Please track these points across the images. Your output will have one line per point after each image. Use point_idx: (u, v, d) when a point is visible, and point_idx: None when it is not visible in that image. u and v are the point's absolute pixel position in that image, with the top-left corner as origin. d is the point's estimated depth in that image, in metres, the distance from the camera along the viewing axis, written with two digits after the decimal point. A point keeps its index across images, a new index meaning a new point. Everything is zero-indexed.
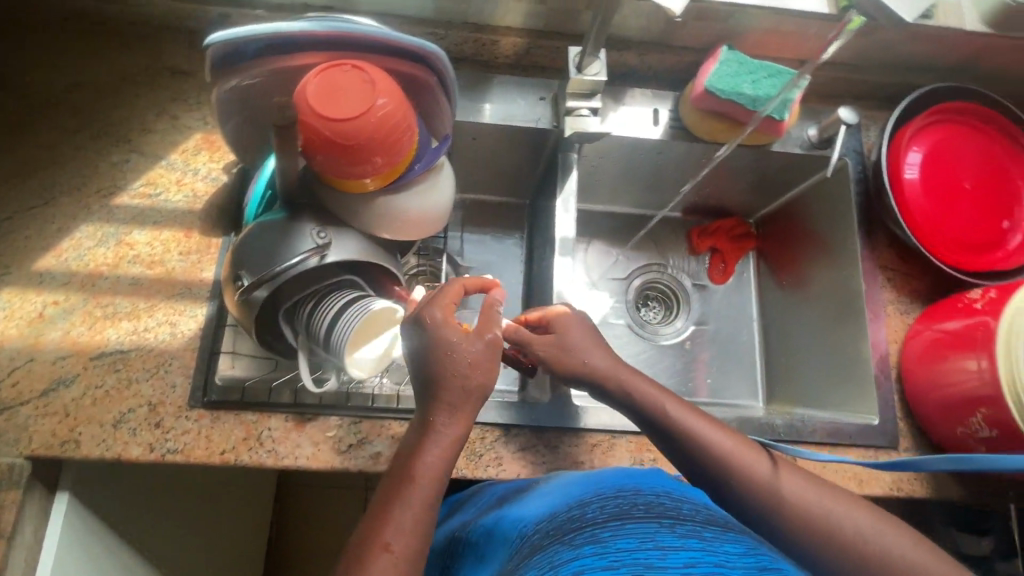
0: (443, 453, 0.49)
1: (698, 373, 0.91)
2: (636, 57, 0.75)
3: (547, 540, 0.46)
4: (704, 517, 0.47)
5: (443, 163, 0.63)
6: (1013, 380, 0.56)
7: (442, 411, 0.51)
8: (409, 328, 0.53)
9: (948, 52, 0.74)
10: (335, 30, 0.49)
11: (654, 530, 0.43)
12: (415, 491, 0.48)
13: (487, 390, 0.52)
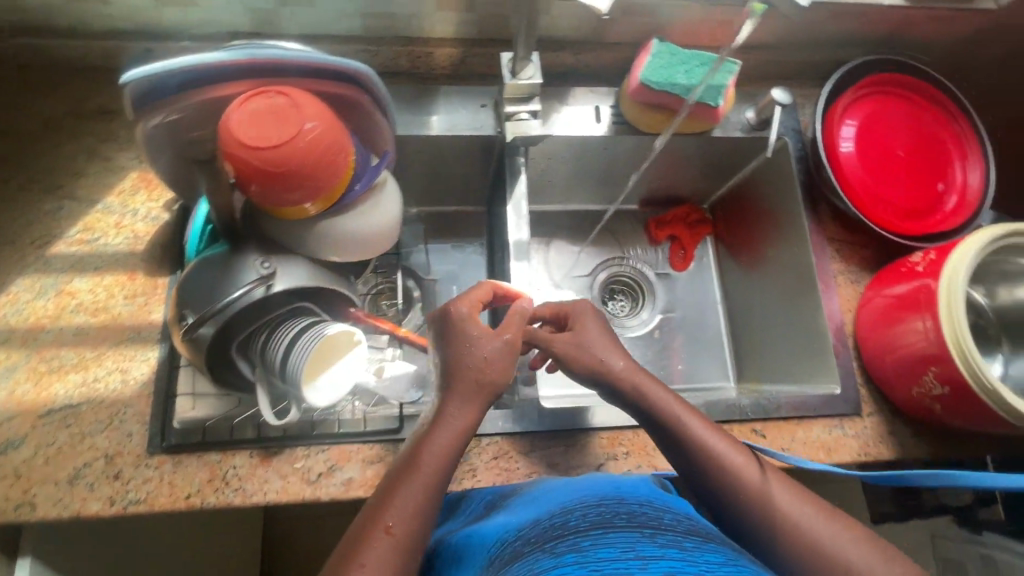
0: (450, 442, 0.50)
1: (668, 360, 0.92)
2: (572, 57, 0.75)
3: (527, 548, 0.45)
4: (685, 527, 0.46)
5: (386, 179, 0.63)
6: (957, 337, 0.58)
7: (454, 400, 0.51)
8: (435, 322, 0.55)
9: (870, 26, 0.77)
10: (260, 58, 0.48)
11: (635, 540, 0.43)
12: (416, 479, 0.48)
13: (498, 387, 0.52)
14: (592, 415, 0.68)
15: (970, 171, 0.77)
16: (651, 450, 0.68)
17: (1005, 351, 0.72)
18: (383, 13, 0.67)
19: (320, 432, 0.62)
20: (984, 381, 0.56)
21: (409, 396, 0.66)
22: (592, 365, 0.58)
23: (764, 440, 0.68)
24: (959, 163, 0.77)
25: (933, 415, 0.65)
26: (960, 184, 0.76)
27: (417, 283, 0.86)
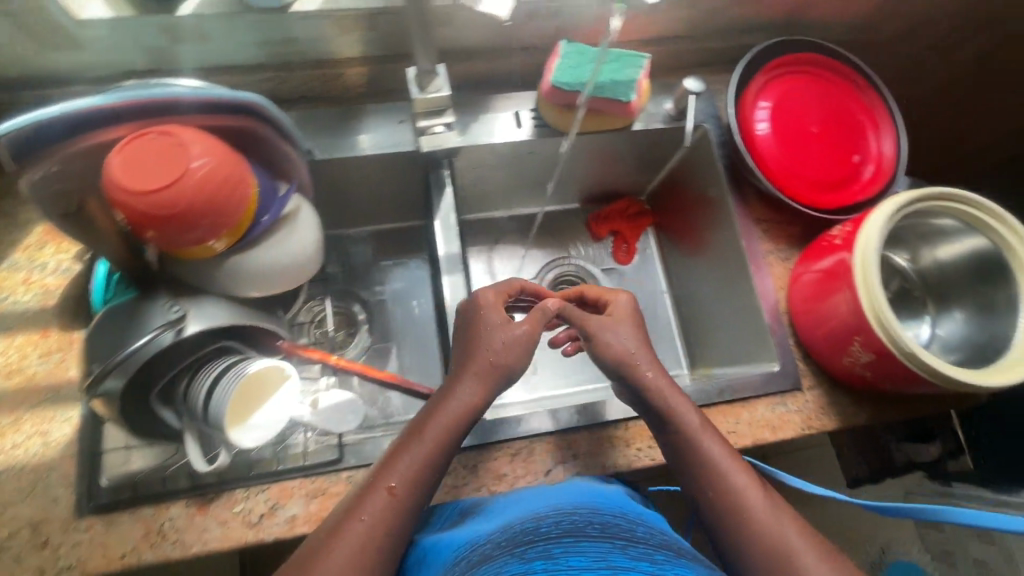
0: (457, 415, 0.58)
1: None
2: (484, 65, 0.75)
3: (497, 550, 0.47)
4: (659, 542, 0.49)
5: (299, 206, 0.61)
6: (874, 307, 0.59)
7: (469, 380, 0.59)
8: (463, 305, 0.64)
9: (773, 9, 0.78)
10: (140, 99, 0.46)
11: (607, 551, 0.44)
12: (420, 443, 0.56)
13: (510, 370, 0.60)
14: (538, 421, 0.68)
15: (886, 139, 0.79)
16: (599, 449, 0.68)
17: (931, 311, 0.74)
18: (282, 39, 0.66)
19: (258, 472, 0.60)
20: (902, 346, 0.58)
21: (348, 423, 0.64)
22: (621, 350, 0.63)
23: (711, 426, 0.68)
24: (875, 132, 0.79)
25: (866, 383, 0.66)
26: (876, 154, 0.78)
27: (363, 307, 0.91)
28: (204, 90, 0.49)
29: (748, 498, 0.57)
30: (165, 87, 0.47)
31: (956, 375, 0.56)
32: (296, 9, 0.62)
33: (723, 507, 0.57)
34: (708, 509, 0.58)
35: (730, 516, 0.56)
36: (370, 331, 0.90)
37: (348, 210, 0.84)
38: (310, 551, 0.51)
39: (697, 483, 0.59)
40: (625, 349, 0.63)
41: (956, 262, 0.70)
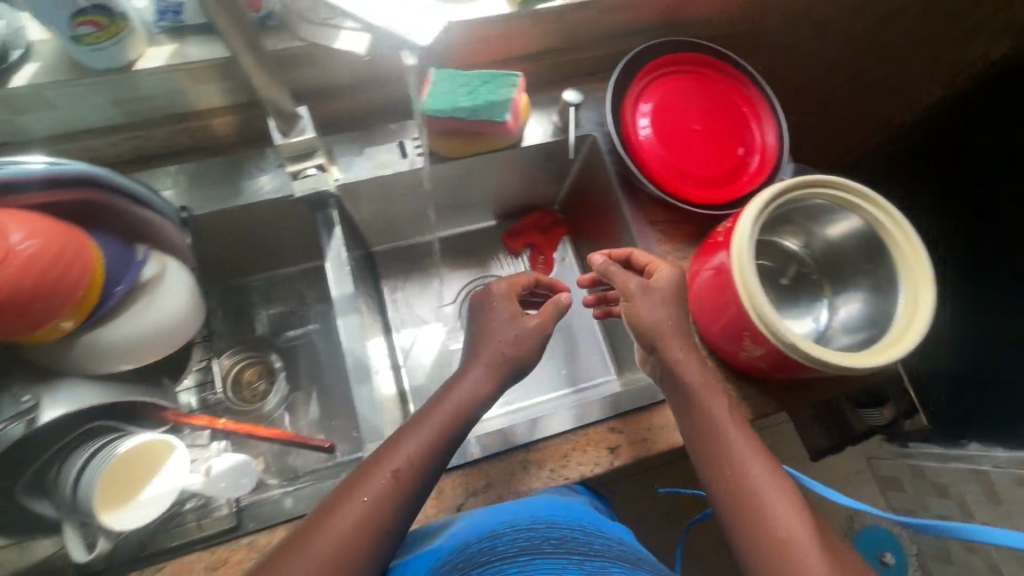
0: (466, 399, 0.59)
1: (554, 364, 0.94)
2: (359, 100, 0.76)
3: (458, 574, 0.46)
4: (614, 552, 0.51)
5: (164, 269, 0.59)
6: (753, 302, 0.60)
7: (478, 370, 0.61)
8: (480, 298, 0.67)
9: (648, 16, 0.78)
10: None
11: (564, 566, 0.46)
12: (424, 425, 0.56)
13: (509, 360, 0.61)
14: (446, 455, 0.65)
15: (769, 128, 0.80)
16: (511, 475, 0.65)
17: (827, 294, 0.74)
18: (134, 98, 0.63)
19: (151, 551, 0.57)
20: (782, 337, 0.58)
21: (242, 488, 0.61)
22: (648, 317, 0.63)
23: (623, 436, 0.68)
24: (759, 122, 0.80)
25: (765, 372, 0.67)
26: (761, 143, 0.79)
27: (278, 354, 0.92)
28: (44, 168, 0.48)
29: (757, 480, 0.57)
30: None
31: (833, 359, 0.57)
32: (141, 65, 0.60)
33: (722, 479, 0.58)
34: (712, 478, 0.59)
35: (727, 484, 0.57)
36: (287, 377, 0.91)
37: (248, 259, 0.82)
38: (301, 535, 0.50)
39: (701, 451, 0.60)
40: (653, 317, 0.63)
41: (841, 243, 0.71)
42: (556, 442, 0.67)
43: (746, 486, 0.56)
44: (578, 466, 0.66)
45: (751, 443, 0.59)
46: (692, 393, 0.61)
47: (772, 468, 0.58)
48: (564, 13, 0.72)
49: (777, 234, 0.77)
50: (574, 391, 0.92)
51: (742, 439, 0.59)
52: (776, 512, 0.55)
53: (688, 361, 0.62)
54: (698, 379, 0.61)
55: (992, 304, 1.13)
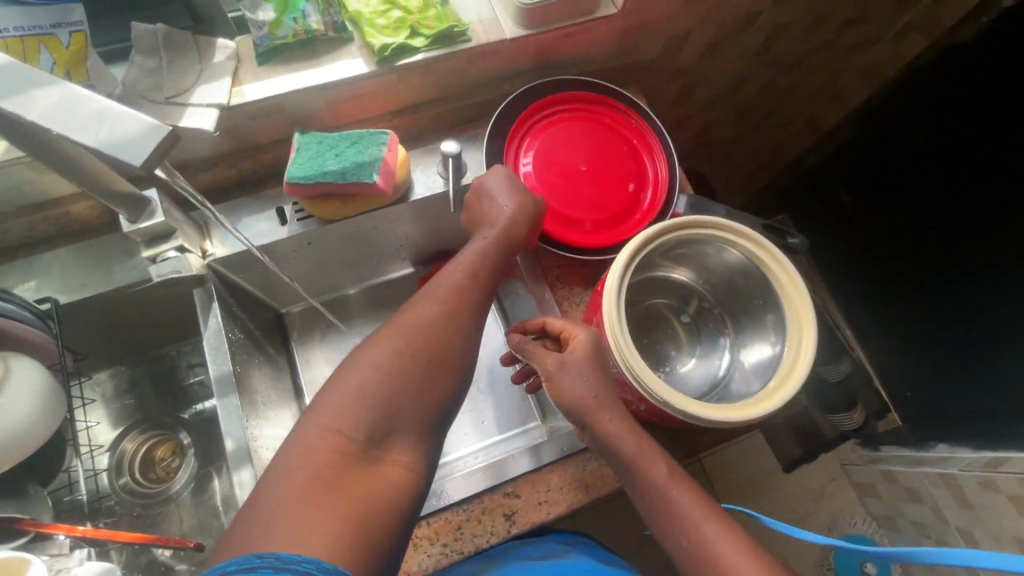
0: (482, 253, 0.63)
1: (484, 411, 0.90)
2: (232, 169, 0.74)
3: None
4: None
5: (9, 374, 0.57)
6: (620, 346, 0.58)
7: (482, 231, 0.66)
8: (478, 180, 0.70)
9: (522, 58, 0.77)
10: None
11: None
12: (452, 267, 0.62)
13: (509, 225, 0.65)
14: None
15: (663, 163, 0.78)
16: None
17: (729, 333, 0.72)
18: None
19: None
20: (652, 392, 0.56)
21: None
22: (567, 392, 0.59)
23: (519, 500, 0.65)
24: (653, 159, 0.78)
25: (654, 421, 0.65)
26: (656, 180, 0.77)
27: (188, 430, 0.88)
28: None
29: (703, 531, 0.55)
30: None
31: (711, 414, 0.55)
32: None
33: (667, 526, 0.56)
34: (656, 527, 0.57)
35: (666, 531, 0.56)
36: (198, 452, 0.87)
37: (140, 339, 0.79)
38: (353, 355, 0.54)
39: (646, 500, 0.57)
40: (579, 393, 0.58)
41: (732, 279, 0.69)
42: (448, 514, 0.64)
43: (692, 532, 0.55)
44: (473, 538, 0.63)
45: (686, 486, 0.57)
46: (614, 448, 0.58)
47: (710, 508, 0.56)
48: (427, 67, 0.71)
49: (670, 274, 0.74)
50: (520, 430, 0.88)
51: (678, 483, 0.57)
52: (722, 553, 0.53)
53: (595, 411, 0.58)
54: (630, 444, 0.57)
55: (958, 294, 1.02)
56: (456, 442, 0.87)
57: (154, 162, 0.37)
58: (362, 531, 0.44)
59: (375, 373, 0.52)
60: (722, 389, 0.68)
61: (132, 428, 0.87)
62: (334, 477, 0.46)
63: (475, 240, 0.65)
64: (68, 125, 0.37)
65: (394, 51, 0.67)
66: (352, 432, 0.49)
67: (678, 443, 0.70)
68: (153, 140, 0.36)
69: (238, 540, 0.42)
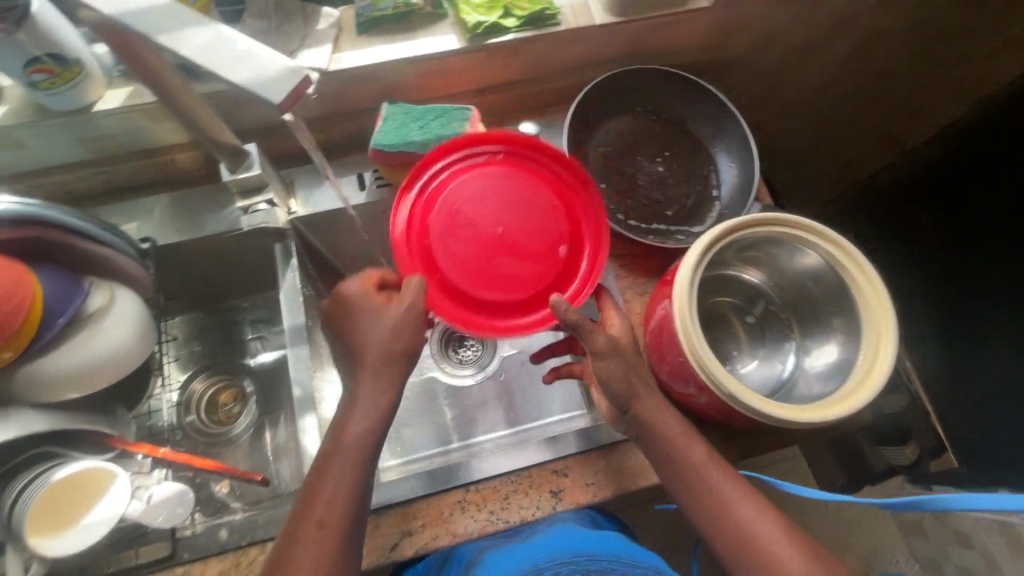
0: (374, 405, 0.57)
1: (527, 394, 0.90)
2: (320, 134, 0.78)
3: None
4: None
5: (110, 301, 0.61)
6: (689, 340, 0.57)
7: (368, 376, 0.58)
8: (336, 306, 0.63)
9: (606, 46, 0.78)
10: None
11: None
12: (348, 426, 0.56)
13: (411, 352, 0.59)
14: (387, 490, 0.65)
15: (587, 198, 0.66)
16: (448, 516, 0.64)
17: (795, 336, 0.70)
18: (98, 136, 0.67)
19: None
20: (721, 387, 0.55)
21: (179, 517, 0.62)
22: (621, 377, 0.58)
23: (567, 480, 0.66)
24: (573, 196, 0.66)
25: (712, 417, 0.65)
26: (570, 227, 0.65)
27: (251, 379, 0.93)
28: None
29: (759, 530, 0.54)
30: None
31: (776, 411, 0.53)
32: (99, 107, 0.63)
33: (716, 522, 0.55)
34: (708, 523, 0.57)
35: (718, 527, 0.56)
36: (258, 400, 0.92)
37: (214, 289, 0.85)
38: (316, 466, 0.56)
39: (688, 496, 0.57)
40: (620, 369, 0.58)
41: (805, 282, 0.67)
42: (496, 483, 0.65)
43: (744, 527, 0.54)
44: (519, 509, 0.64)
45: (736, 481, 0.57)
46: (667, 437, 0.58)
47: (766, 507, 0.56)
48: (515, 48, 0.73)
49: (739, 271, 0.73)
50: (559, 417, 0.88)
51: (728, 478, 0.57)
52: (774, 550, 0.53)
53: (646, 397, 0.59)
54: (682, 435, 0.58)
55: None
56: (503, 420, 0.89)
57: (290, 102, 0.40)
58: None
59: (355, 452, 0.55)
60: (786, 393, 0.67)
61: (201, 370, 0.93)
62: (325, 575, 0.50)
63: (355, 409, 0.57)
64: (214, 61, 0.40)
65: (486, 30, 0.69)
66: (333, 529, 0.52)
67: (731, 444, 0.69)
68: (292, 82, 0.40)
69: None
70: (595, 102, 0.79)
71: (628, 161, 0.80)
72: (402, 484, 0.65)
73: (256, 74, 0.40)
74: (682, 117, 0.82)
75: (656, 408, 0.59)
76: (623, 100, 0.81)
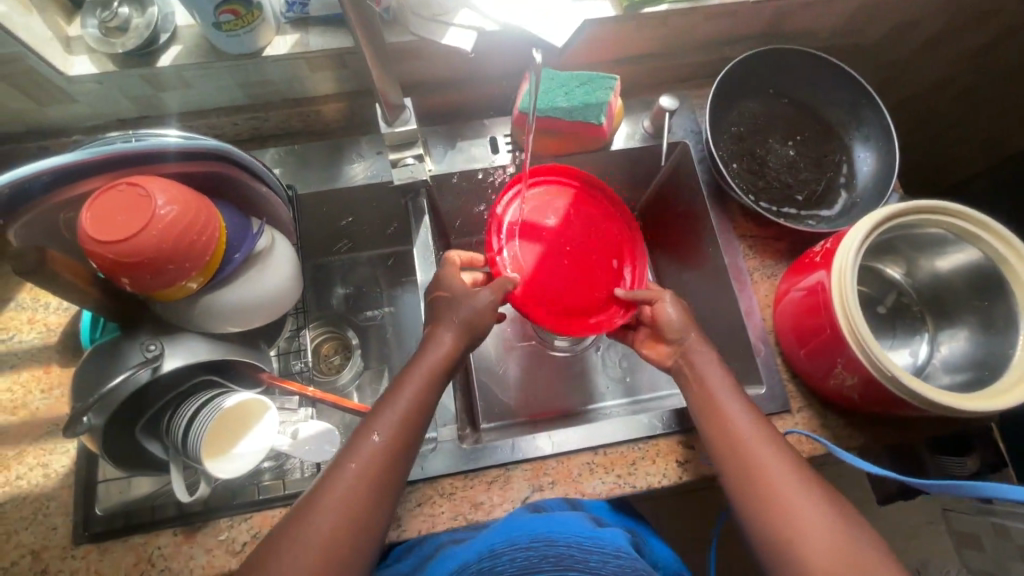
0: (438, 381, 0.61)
1: (615, 373, 0.92)
2: (457, 95, 0.79)
3: None
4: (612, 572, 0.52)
5: (272, 240, 0.64)
6: (850, 320, 0.58)
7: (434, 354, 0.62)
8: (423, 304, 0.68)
9: (751, 22, 0.77)
10: (102, 155, 0.50)
11: None
12: (404, 390, 0.59)
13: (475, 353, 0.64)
14: (446, 460, 0.65)
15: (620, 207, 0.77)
16: (576, 476, 0.66)
17: (929, 329, 0.68)
18: (260, 81, 0.69)
19: (238, 503, 0.63)
20: (881, 366, 0.55)
21: (325, 454, 0.65)
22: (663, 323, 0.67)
23: (694, 452, 0.67)
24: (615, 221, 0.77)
25: (851, 403, 0.64)
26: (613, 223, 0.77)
27: (355, 331, 0.96)
28: (149, 139, 0.51)
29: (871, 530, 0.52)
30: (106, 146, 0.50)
31: (940, 398, 0.54)
32: (268, 52, 0.65)
33: (757, 493, 0.55)
34: None
35: None
36: (362, 354, 0.94)
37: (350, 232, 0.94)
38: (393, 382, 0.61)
39: (727, 462, 0.58)
40: (680, 318, 0.67)
41: (947, 276, 0.65)
42: (624, 449, 0.67)
43: (783, 501, 0.53)
44: (646, 476, 0.66)
45: (780, 453, 0.56)
46: (711, 396, 0.62)
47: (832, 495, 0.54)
48: (666, 18, 0.72)
49: (879, 259, 0.72)
50: (626, 401, 0.90)
51: (769, 448, 0.57)
52: (810, 528, 0.51)
53: (710, 368, 0.63)
54: None
55: None
56: (601, 393, 0.90)
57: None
58: (356, 540, 0.51)
59: (421, 408, 0.59)
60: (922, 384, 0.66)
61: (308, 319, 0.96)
62: (361, 502, 0.52)
63: (405, 384, 0.59)
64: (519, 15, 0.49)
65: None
66: (378, 465, 0.54)
67: (856, 432, 0.68)
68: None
69: (272, 550, 0.49)
70: (732, 81, 0.78)
71: (760, 144, 0.79)
72: (466, 454, 0.66)
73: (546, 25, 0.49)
74: (817, 102, 0.81)
75: (711, 377, 0.63)
76: (759, 81, 0.80)
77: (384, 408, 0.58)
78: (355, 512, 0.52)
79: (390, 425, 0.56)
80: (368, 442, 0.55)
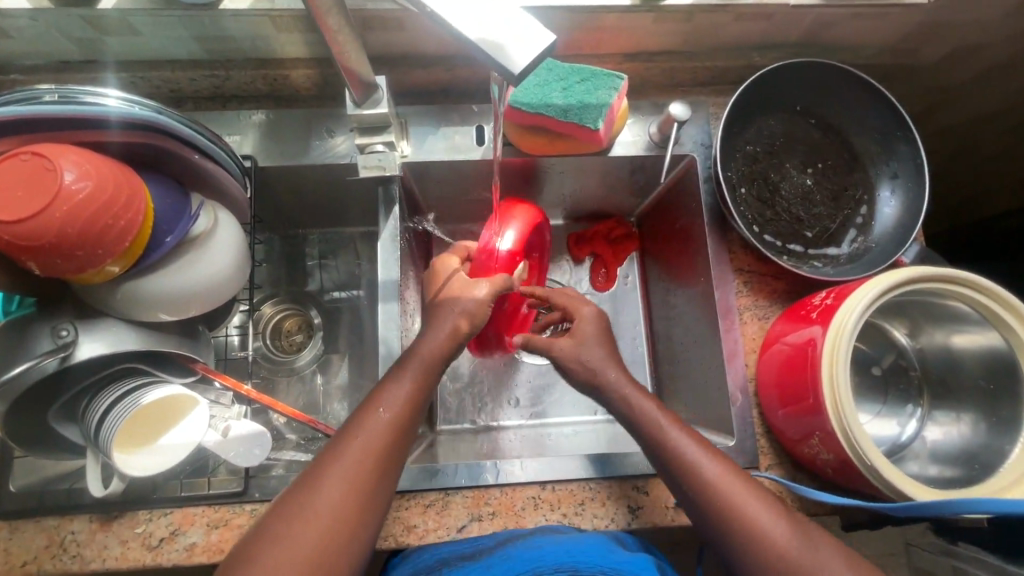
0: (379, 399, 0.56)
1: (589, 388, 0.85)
2: (446, 74, 0.71)
3: None
4: None
5: (215, 224, 0.58)
6: (836, 397, 0.52)
7: None
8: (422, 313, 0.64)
9: (786, 28, 0.68)
10: (26, 113, 0.45)
11: None
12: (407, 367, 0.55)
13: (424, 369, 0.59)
14: None
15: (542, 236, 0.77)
16: (520, 509, 0.62)
17: (923, 403, 0.62)
18: (221, 35, 0.61)
19: (161, 496, 0.60)
20: (860, 449, 0.51)
21: (254, 458, 0.60)
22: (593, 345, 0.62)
23: (647, 498, 0.63)
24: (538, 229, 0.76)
25: (823, 473, 0.59)
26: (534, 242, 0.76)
27: (319, 310, 0.89)
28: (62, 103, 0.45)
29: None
30: (35, 104, 0.46)
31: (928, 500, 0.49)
32: (226, 5, 0.58)
33: (739, 545, 0.49)
34: None
35: None
36: (325, 336, 0.88)
37: (321, 205, 0.86)
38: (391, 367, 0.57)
39: (697, 501, 0.52)
40: None
41: (960, 353, 0.58)
42: (574, 486, 0.63)
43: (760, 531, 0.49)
44: (593, 518, 0.62)
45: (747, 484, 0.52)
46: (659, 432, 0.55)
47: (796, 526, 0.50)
48: (689, 13, 0.63)
49: (885, 316, 0.65)
50: (603, 420, 0.83)
51: (737, 490, 0.51)
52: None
53: (646, 403, 0.58)
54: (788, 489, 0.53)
55: None
56: (570, 410, 0.84)
57: (530, 72, 0.34)
58: (358, 522, 0.47)
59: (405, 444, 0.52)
60: (905, 461, 0.60)
61: (265, 294, 0.88)
62: (358, 481, 0.48)
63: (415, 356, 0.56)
64: (471, 28, 0.34)
65: None
66: (387, 437, 0.51)
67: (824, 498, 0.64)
68: (536, 50, 0.33)
69: (241, 558, 0.44)
70: (755, 94, 0.70)
71: (775, 167, 0.71)
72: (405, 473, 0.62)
73: (501, 39, 0.33)
74: (846, 128, 0.72)
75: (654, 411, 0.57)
76: (784, 96, 0.71)
77: (390, 384, 0.54)
78: (363, 486, 0.48)
79: (398, 397, 0.53)
80: (375, 417, 0.51)
